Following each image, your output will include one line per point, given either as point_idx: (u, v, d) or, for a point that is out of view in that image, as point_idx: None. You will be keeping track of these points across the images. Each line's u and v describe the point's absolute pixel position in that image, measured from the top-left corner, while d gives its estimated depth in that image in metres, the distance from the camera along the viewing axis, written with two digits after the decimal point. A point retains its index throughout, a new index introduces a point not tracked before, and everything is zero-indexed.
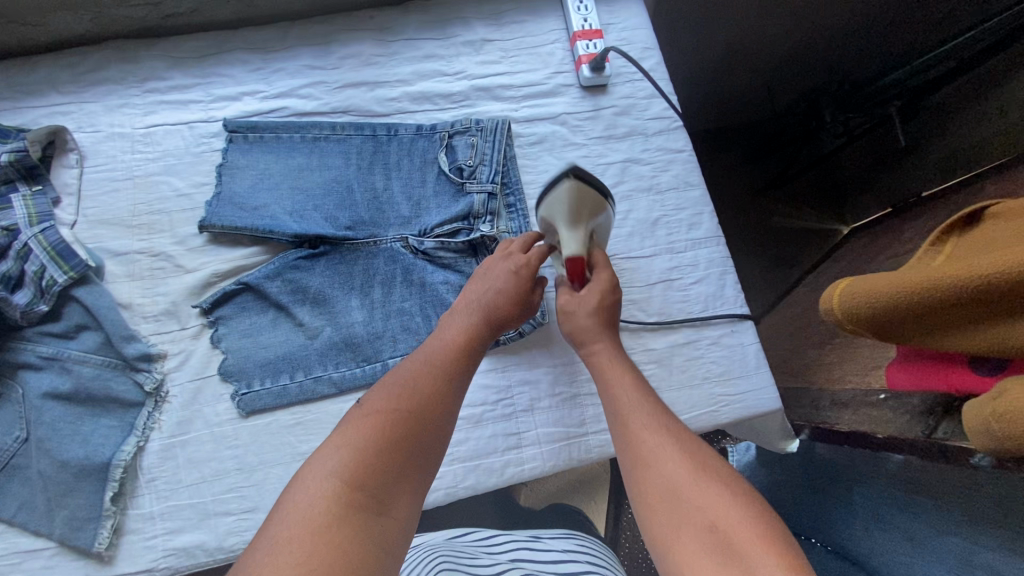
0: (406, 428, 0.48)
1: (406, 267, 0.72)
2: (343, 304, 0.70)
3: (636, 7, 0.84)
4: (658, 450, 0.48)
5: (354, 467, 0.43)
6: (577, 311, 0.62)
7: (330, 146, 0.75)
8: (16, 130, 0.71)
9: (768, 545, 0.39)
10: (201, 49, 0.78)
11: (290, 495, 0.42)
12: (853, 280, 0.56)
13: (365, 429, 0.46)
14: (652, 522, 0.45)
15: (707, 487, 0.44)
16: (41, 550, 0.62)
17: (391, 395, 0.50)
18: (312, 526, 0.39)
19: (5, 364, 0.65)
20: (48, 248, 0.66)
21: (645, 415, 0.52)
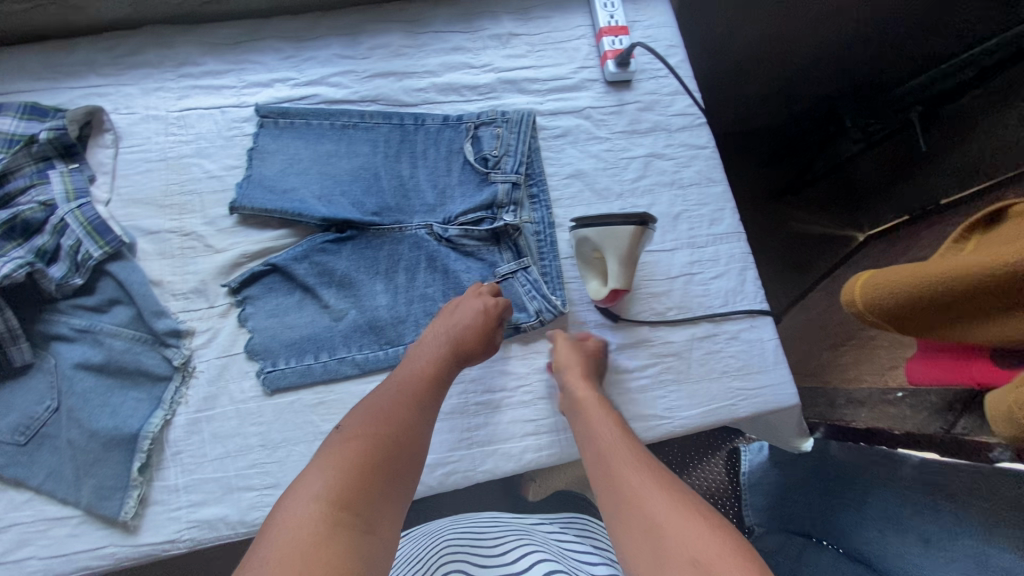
0: (383, 454, 0.51)
1: (431, 255, 0.73)
2: (368, 287, 0.72)
3: (662, 5, 0.86)
4: (639, 488, 0.50)
5: (338, 489, 0.46)
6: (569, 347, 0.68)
7: (358, 134, 0.77)
8: (55, 109, 0.73)
9: (742, 569, 0.41)
10: (235, 36, 0.80)
11: (281, 512, 0.45)
12: (876, 273, 0.57)
13: (347, 456, 0.50)
14: (635, 560, 0.46)
15: (684, 519, 0.46)
16: (68, 517, 0.64)
17: (373, 425, 0.53)
18: (301, 542, 0.41)
19: (37, 334, 0.66)
20: (85, 223, 0.68)
21: (624, 453, 0.55)
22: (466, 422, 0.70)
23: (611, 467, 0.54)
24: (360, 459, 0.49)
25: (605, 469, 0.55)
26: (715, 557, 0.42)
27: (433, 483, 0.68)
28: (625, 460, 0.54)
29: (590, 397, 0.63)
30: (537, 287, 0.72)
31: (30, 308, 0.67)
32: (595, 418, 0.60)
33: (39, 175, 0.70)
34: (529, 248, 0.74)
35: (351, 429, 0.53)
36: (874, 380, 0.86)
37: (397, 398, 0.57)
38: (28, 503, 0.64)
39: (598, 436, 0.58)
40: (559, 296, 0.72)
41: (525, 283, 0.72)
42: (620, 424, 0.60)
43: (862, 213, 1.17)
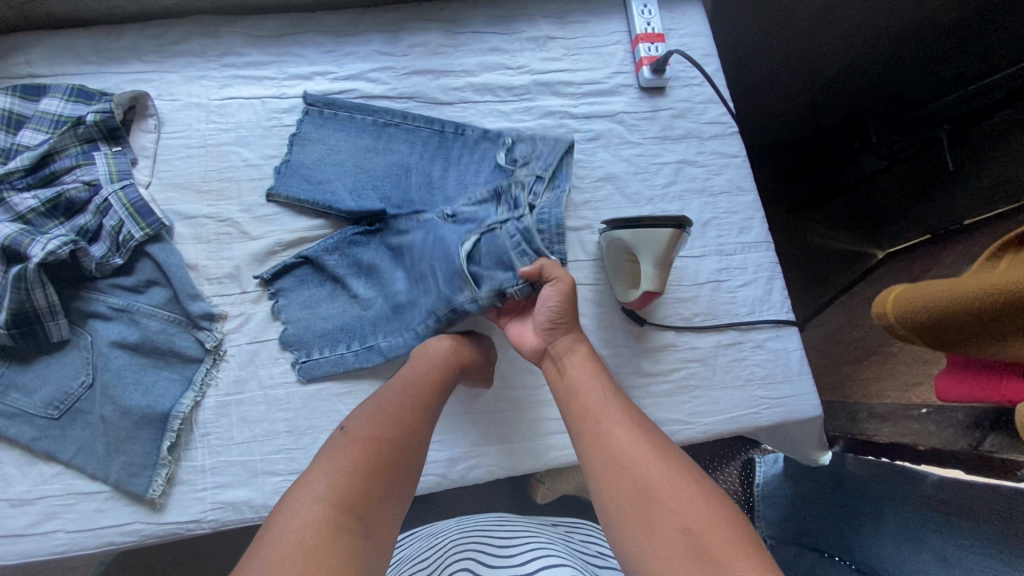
0: (386, 456, 0.51)
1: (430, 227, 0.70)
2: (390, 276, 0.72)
3: (697, 14, 0.87)
4: (633, 446, 0.50)
5: (339, 488, 0.47)
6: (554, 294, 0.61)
7: (397, 136, 0.77)
8: (101, 93, 0.75)
9: (736, 546, 0.41)
10: (278, 28, 0.82)
11: (282, 514, 0.45)
12: (907, 294, 0.57)
13: (350, 457, 0.50)
14: (623, 520, 0.46)
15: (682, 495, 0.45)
16: (97, 493, 0.65)
17: (374, 425, 0.53)
18: (303, 547, 0.42)
19: (76, 311, 0.68)
20: (128, 204, 0.69)
21: (618, 410, 0.54)
22: (491, 418, 0.70)
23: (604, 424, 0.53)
24: (359, 460, 0.49)
25: (591, 423, 0.53)
26: (713, 536, 0.42)
27: (454, 476, 0.68)
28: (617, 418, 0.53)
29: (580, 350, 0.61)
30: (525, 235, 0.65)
31: (69, 286, 0.68)
32: (580, 369, 0.59)
33: (85, 156, 0.72)
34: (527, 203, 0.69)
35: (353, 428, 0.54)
36: (896, 396, 0.86)
37: (403, 399, 0.57)
38: (57, 477, 0.65)
39: (584, 386, 0.57)
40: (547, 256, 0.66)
41: (513, 233, 0.65)
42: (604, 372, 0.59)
43: (881, 230, 1.16)
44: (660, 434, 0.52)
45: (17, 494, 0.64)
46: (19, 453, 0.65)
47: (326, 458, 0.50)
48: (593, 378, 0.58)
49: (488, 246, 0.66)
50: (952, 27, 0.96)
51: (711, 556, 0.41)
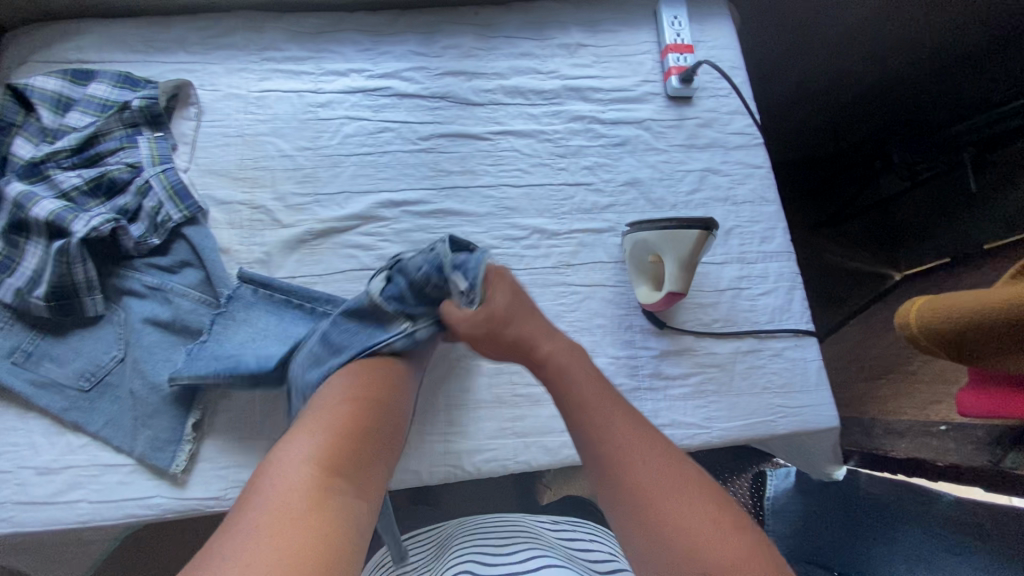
0: (360, 426, 0.53)
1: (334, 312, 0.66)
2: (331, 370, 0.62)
3: (726, 28, 0.88)
4: (666, 497, 0.48)
5: (328, 455, 0.49)
6: (495, 310, 0.61)
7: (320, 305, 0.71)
8: (146, 80, 0.78)
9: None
10: (319, 26, 0.85)
11: (275, 467, 0.48)
12: (938, 301, 0.56)
13: (334, 427, 0.52)
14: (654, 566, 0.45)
15: (677, 494, 0.48)
16: (121, 465, 0.66)
17: (364, 389, 0.57)
18: (291, 495, 0.45)
19: (112, 288, 0.70)
20: (168, 186, 0.72)
21: (643, 456, 0.51)
22: (509, 412, 0.70)
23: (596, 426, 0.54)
24: (345, 419, 0.53)
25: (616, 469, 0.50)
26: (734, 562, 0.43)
27: (469, 469, 0.68)
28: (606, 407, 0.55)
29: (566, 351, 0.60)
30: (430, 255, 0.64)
31: (107, 263, 0.70)
32: (597, 403, 0.55)
33: (129, 140, 0.75)
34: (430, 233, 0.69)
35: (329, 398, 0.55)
36: (914, 413, 0.86)
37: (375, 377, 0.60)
38: (84, 447, 0.66)
39: (596, 427, 0.53)
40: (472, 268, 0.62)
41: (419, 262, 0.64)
42: (615, 400, 0.56)
43: (901, 252, 1.17)
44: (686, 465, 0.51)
45: (44, 463, 0.65)
46: (49, 423, 0.67)
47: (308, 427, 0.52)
48: (610, 414, 0.54)
49: (398, 287, 0.64)
50: (968, 58, 0.98)
51: None
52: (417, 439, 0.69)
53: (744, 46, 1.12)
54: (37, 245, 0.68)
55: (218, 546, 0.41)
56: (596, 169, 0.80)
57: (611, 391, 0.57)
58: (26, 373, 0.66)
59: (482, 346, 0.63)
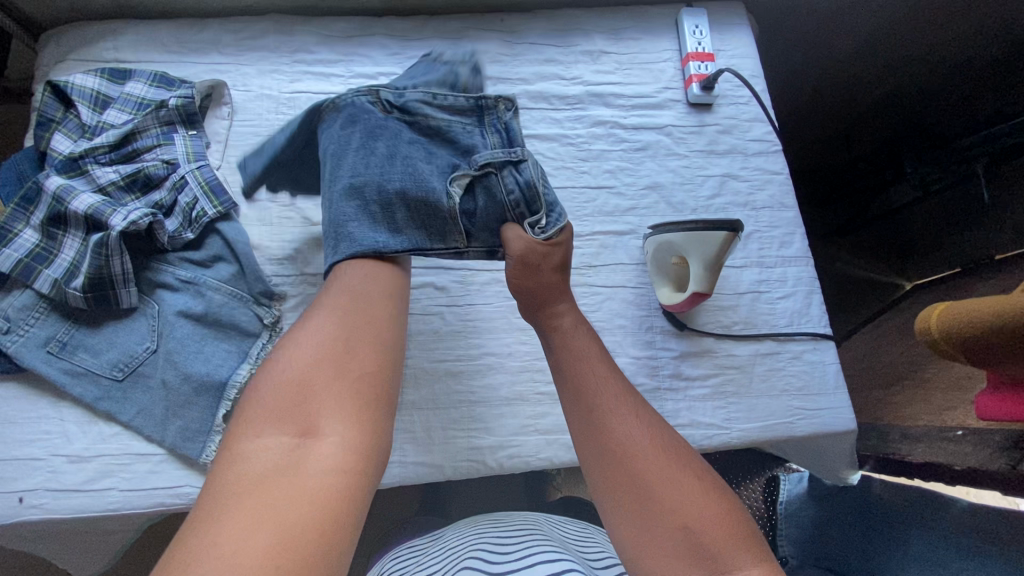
0: (342, 356, 0.48)
1: (394, 172, 0.60)
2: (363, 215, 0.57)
3: (746, 37, 0.90)
4: (641, 459, 0.50)
5: (300, 405, 0.45)
6: (543, 263, 0.63)
7: (356, 141, 0.62)
8: (181, 80, 0.80)
9: (728, 539, 0.45)
10: (349, 30, 0.87)
11: (257, 409, 0.45)
12: (954, 303, 0.58)
13: (321, 369, 0.47)
14: (622, 522, 0.48)
15: (656, 458, 0.50)
16: (152, 455, 0.67)
17: (351, 313, 0.51)
18: (271, 442, 0.43)
19: (146, 280, 0.71)
20: (203, 183, 0.74)
21: (627, 428, 0.52)
22: (532, 409, 0.71)
23: (586, 399, 0.55)
24: (323, 352, 0.48)
25: (605, 434, 0.52)
26: (702, 520, 0.46)
27: (492, 464, 0.69)
28: (602, 381, 0.56)
29: (569, 321, 0.62)
30: (524, 186, 0.63)
31: (141, 256, 0.72)
32: (590, 368, 0.57)
33: (165, 137, 0.77)
34: (518, 137, 0.66)
35: (317, 333, 0.49)
36: (929, 418, 0.89)
37: (387, 303, 0.54)
38: (116, 437, 0.67)
39: (587, 388, 0.56)
40: (552, 224, 0.64)
41: (511, 183, 0.63)
42: (614, 368, 0.58)
43: (910, 262, 1.17)
44: (669, 434, 0.53)
45: (75, 451, 0.66)
46: (82, 412, 0.68)
47: (297, 359, 0.47)
48: (603, 383, 0.56)
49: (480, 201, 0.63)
50: (983, 68, 0.99)
51: (707, 546, 0.45)
52: (438, 434, 0.70)
53: (763, 61, 1.16)
54: (74, 238, 0.70)
55: (211, 492, 0.40)
56: (618, 173, 0.82)
57: (607, 358, 0.59)
58: (62, 362, 0.68)
59: (518, 274, 0.63)
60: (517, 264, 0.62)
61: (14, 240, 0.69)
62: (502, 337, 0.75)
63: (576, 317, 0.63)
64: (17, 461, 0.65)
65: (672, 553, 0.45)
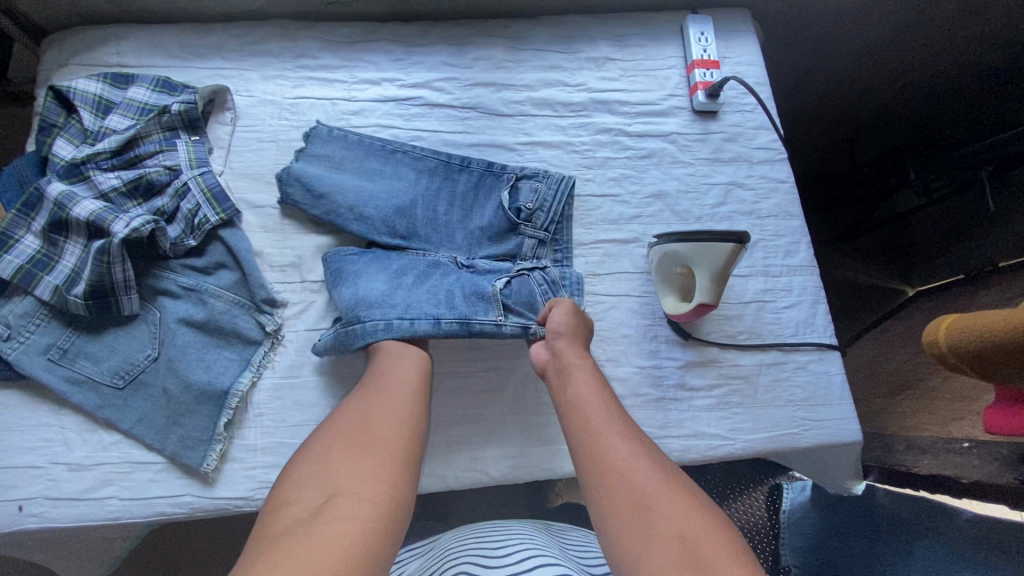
0: (363, 428, 0.51)
1: (433, 275, 0.70)
2: (396, 294, 0.66)
3: (751, 44, 0.90)
4: (642, 480, 0.49)
5: (320, 470, 0.47)
6: (577, 316, 0.65)
7: (398, 229, 0.74)
8: (184, 85, 0.80)
9: (729, 551, 0.43)
10: (353, 36, 0.86)
11: (283, 482, 0.47)
12: (960, 316, 0.58)
13: (340, 439, 0.50)
14: (623, 541, 0.45)
15: (655, 481, 0.49)
16: (152, 464, 0.67)
17: (370, 396, 0.55)
18: (290, 504, 0.44)
19: (147, 287, 0.71)
20: (206, 189, 0.73)
21: (626, 453, 0.52)
22: (536, 419, 0.71)
23: (589, 432, 0.55)
24: (344, 427, 0.51)
25: (607, 462, 0.51)
26: (702, 533, 0.44)
27: (496, 474, 0.69)
28: (603, 413, 0.56)
29: (574, 355, 0.62)
30: (551, 282, 0.71)
31: (142, 263, 0.71)
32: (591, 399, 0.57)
33: (168, 143, 0.76)
34: (540, 219, 0.75)
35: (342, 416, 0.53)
36: (935, 430, 0.91)
37: (404, 383, 0.57)
38: (117, 445, 0.67)
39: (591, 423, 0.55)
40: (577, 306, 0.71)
41: (540, 280, 0.71)
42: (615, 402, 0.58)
43: (913, 268, 1.16)
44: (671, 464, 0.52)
45: (75, 459, 0.66)
46: (82, 419, 0.68)
47: (320, 438, 0.51)
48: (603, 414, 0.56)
49: (515, 287, 0.69)
50: (987, 78, 0.99)
51: (708, 556, 0.42)
52: (442, 442, 0.69)
53: (769, 69, 1.14)
54: (76, 244, 0.69)
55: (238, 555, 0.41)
56: (622, 180, 0.82)
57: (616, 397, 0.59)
58: (62, 369, 0.67)
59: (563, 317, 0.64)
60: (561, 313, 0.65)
61: (15, 246, 0.68)
62: (506, 346, 0.74)
63: (590, 366, 0.61)
64: (16, 469, 0.65)
65: (672, 563, 0.42)
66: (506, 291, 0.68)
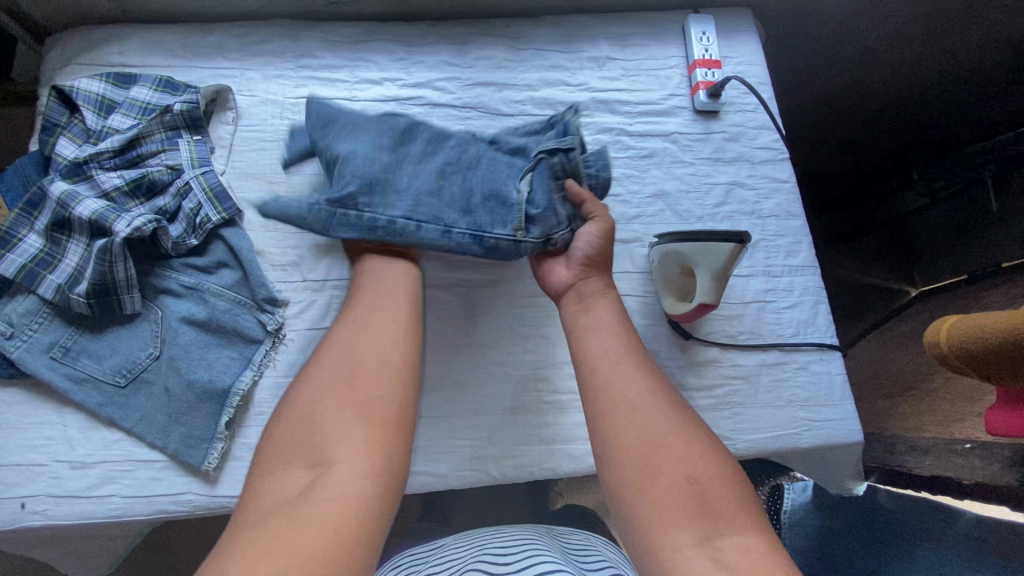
0: (351, 374, 0.50)
1: (441, 175, 0.63)
2: (402, 198, 0.60)
3: (753, 44, 0.90)
4: (647, 422, 0.49)
5: (315, 434, 0.46)
6: (602, 240, 0.62)
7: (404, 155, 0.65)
8: (186, 84, 0.80)
9: (729, 493, 0.46)
10: (354, 35, 0.87)
11: (275, 445, 0.47)
12: (961, 316, 0.58)
13: (330, 394, 0.48)
14: (630, 480, 0.47)
15: (660, 421, 0.49)
16: (154, 462, 0.67)
17: (358, 332, 0.53)
18: (285, 479, 0.44)
19: (149, 286, 0.71)
20: (207, 189, 0.73)
21: (633, 393, 0.51)
22: (538, 419, 0.71)
23: (596, 374, 0.54)
24: (335, 374, 0.50)
25: (615, 401, 0.51)
26: (705, 475, 0.46)
27: (496, 474, 0.69)
28: (609, 367, 0.53)
29: (592, 288, 0.61)
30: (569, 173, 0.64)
31: (143, 261, 0.72)
32: (599, 339, 0.56)
33: (169, 143, 0.76)
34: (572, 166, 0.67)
35: (333, 360, 0.51)
36: (937, 430, 0.93)
37: (391, 315, 0.55)
38: (118, 443, 0.67)
39: (597, 365, 0.54)
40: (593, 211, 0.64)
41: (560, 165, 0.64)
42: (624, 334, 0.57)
43: (915, 268, 1.16)
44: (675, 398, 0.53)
45: (77, 457, 0.66)
46: (84, 418, 0.68)
47: (311, 389, 0.50)
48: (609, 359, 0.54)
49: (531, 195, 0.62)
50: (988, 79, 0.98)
51: (711, 500, 0.45)
52: (442, 442, 0.69)
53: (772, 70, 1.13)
54: (78, 243, 0.70)
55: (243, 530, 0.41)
56: (623, 180, 0.82)
57: (626, 325, 0.58)
58: (65, 368, 0.67)
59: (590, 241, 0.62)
60: (588, 238, 0.62)
61: (18, 245, 0.69)
62: (507, 347, 0.74)
63: (600, 300, 0.60)
64: (19, 467, 0.65)
65: (677, 508, 0.44)
66: (528, 197, 0.62)
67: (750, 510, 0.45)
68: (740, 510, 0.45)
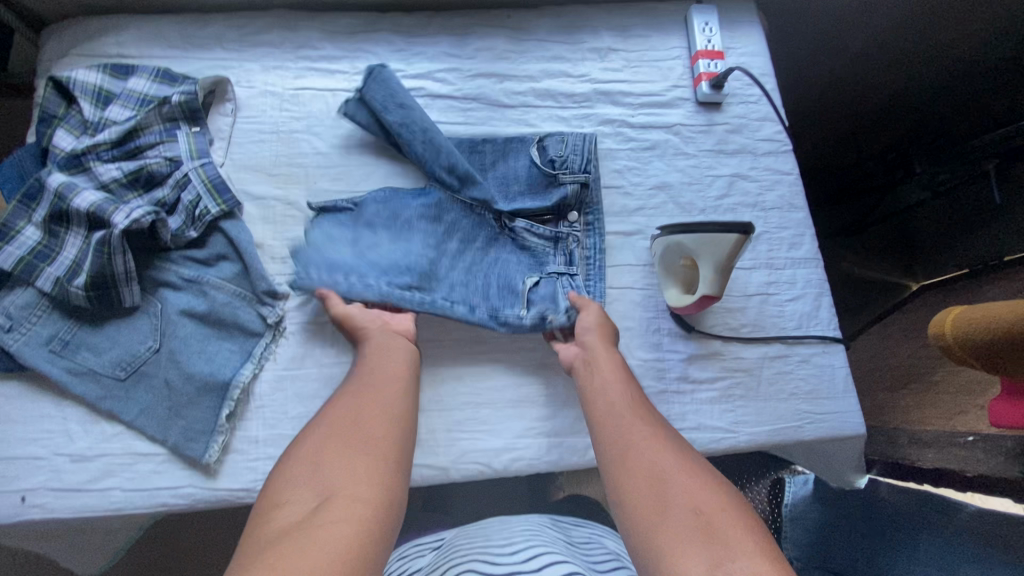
0: (359, 420, 0.52)
1: (462, 258, 0.73)
2: (435, 287, 0.70)
3: (756, 35, 0.89)
4: (651, 461, 0.50)
5: (321, 468, 0.47)
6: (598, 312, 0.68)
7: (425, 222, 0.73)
8: (184, 76, 0.79)
9: (740, 520, 0.44)
10: (354, 26, 0.86)
11: (279, 479, 0.47)
12: (964, 308, 0.58)
13: (340, 434, 0.50)
14: (637, 519, 0.47)
15: (664, 459, 0.51)
16: (155, 455, 0.67)
17: (371, 386, 0.57)
18: (286, 504, 0.44)
19: (148, 279, 0.71)
20: (206, 180, 0.73)
21: (640, 435, 0.54)
22: (540, 412, 0.71)
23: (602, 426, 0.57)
24: (345, 419, 0.52)
25: (621, 448, 0.53)
26: (713, 506, 0.45)
27: (498, 467, 0.69)
28: (615, 416, 0.56)
29: (595, 349, 0.64)
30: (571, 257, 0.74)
31: (143, 254, 0.71)
32: (603, 394, 0.59)
33: (168, 134, 0.76)
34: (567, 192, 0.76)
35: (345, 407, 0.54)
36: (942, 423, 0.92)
37: (399, 375, 0.59)
38: (118, 437, 0.67)
39: (602, 416, 0.57)
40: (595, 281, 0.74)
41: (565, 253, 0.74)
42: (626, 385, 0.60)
43: (918, 263, 1.15)
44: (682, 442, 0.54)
45: (77, 450, 0.66)
46: (84, 411, 0.68)
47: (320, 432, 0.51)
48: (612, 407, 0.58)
49: (547, 285, 0.72)
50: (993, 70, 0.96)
51: (721, 529, 0.43)
52: (446, 437, 0.69)
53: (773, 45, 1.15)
54: (76, 235, 0.69)
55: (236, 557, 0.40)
56: (625, 172, 0.81)
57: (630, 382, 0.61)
58: (64, 361, 0.67)
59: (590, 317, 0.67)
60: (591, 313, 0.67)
61: (16, 237, 0.68)
62: (509, 339, 0.74)
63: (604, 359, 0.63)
64: (19, 460, 0.65)
65: (684, 538, 0.43)
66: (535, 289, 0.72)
67: (765, 539, 0.43)
68: (751, 537, 0.43)
